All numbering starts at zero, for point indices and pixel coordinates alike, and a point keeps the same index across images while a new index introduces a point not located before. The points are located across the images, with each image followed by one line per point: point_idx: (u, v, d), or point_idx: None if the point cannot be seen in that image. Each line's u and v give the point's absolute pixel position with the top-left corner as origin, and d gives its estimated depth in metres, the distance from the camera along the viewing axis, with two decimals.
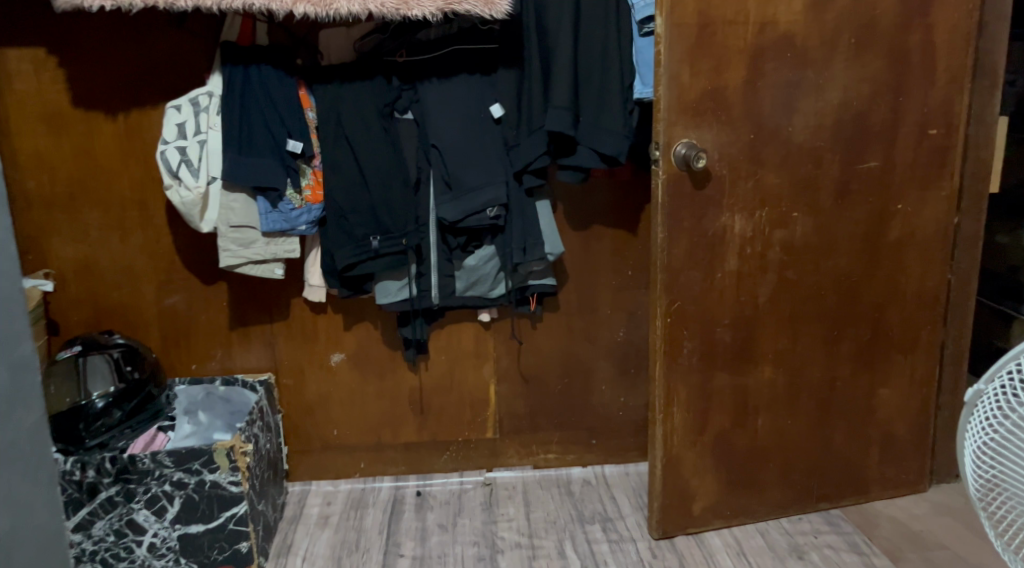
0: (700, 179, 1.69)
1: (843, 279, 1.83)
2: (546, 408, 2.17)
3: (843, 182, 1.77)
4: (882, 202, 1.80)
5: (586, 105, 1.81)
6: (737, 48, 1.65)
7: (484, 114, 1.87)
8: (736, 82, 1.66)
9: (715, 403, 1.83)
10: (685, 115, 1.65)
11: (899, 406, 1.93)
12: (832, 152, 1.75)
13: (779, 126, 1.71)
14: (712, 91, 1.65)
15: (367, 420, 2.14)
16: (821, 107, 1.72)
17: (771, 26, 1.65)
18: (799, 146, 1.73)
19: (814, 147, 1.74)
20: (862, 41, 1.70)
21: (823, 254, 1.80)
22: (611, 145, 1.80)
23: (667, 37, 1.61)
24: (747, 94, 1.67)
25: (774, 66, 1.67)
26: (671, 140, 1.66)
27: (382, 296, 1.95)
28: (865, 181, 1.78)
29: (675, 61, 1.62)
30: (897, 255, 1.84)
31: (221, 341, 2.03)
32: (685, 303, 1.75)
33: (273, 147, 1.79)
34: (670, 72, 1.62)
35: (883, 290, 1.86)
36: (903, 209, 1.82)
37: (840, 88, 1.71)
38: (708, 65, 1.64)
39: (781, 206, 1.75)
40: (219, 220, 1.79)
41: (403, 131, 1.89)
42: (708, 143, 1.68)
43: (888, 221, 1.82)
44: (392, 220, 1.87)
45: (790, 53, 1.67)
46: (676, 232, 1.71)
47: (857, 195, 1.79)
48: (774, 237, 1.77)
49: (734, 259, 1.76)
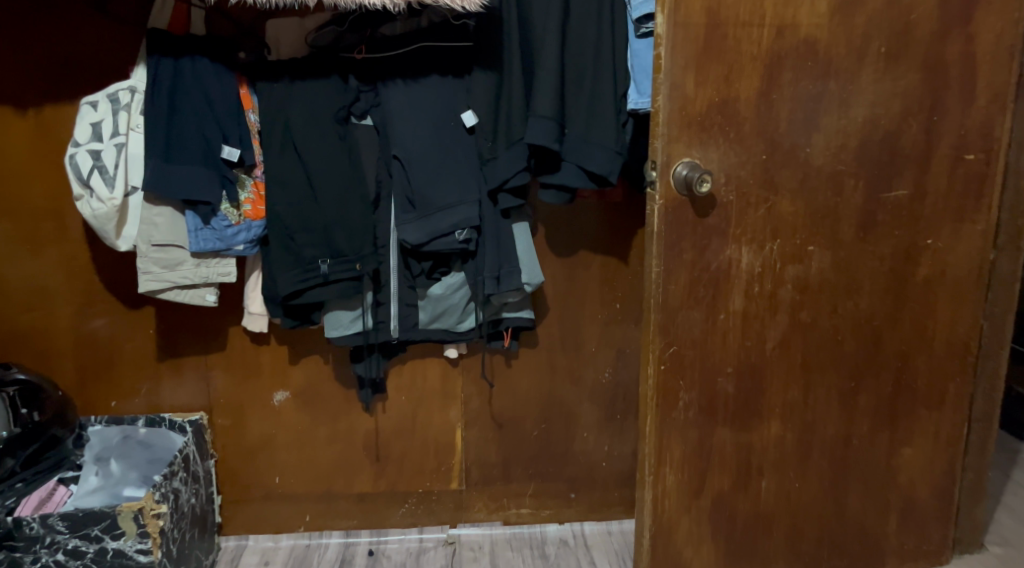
0: (704, 206, 1.45)
1: (864, 323, 1.60)
2: (519, 457, 1.92)
3: (866, 213, 1.54)
4: (910, 236, 1.57)
5: (574, 116, 1.56)
6: (751, 53, 1.41)
7: (455, 121, 1.62)
8: (749, 93, 1.43)
9: (715, 463, 1.58)
10: (689, 129, 1.41)
11: (920, 468, 1.70)
12: (856, 176, 1.52)
13: (796, 146, 1.47)
14: (720, 102, 1.42)
15: (315, 467, 1.87)
16: (845, 124, 1.48)
17: (791, 30, 1.42)
18: (819, 170, 1.50)
19: (836, 172, 1.50)
20: (893, 51, 1.47)
21: (841, 294, 1.57)
22: (601, 162, 1.55)
23: (668, 39, 1.37)
24: (762, 107, 1.44)
25: (793, 76, 1.44)
26: (672, 158, 1.41)
27: (332, 329, 1.69)
28: (892, 211, 1.55)
29: (678, 67, 1.38)
30: (925, 297, 1.61)
31: (146, 374, 1.76)
32: (683, 348, 1.50)
33: (205, 154, 1.52)
34: (671, 80, 1.39)
35: (909, 335, 1.62)
36: (933, 245, 1.59)
37: (867, 104, 1.48)
38: (717, 72, 1.40)
39: (795, 238, 1.52)
40: (139, 237, 1.53)
41: (361, 139, 1.64)
42: (715, 163, 1.44)
43: (916, 258, 1.59)
44: (346, 242, 1.61)
45: (811, 62, 1.44)
46: (675, 266, 1.46)
47: (882, 228, 1.56)
48: (786, 274, 1.53)
49: (740, 298, 1.51)
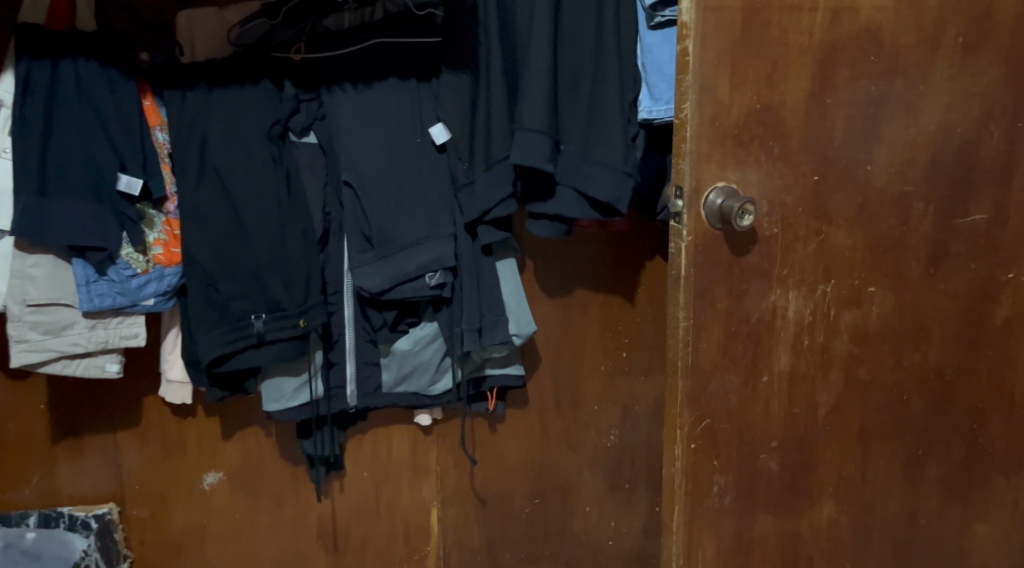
0: (741, 243, 1.14)
1: (932, 378, 1.30)
2: (508, 538, 1.59)
3: (938, 244, 1.25)
4: (987, 269, 1.29)
5: (570, 129, 1.24)
6: (800, 45, 1.10)
7: (421, 138, 1.30)
8: (797, 96, 1.12)
9: (756, 560, 1.26)
10: (723, 144, 1.10)
11: (995, 549, 1.40)
12: (925, 200, 1.22)
13: (853, 163, 1.17)
14: (761, 110, 1.10)
15: (258, 563, 1.52)
16: (913, 134, 1.19)
17: (849, 15, 1.12)
18: (880, 193, 1.20)
19: (901, 194, 1.21)
20: (971, 41, 1.19)
21: (905, 344, 1.28)
22: (606, 188, 1.24)
23: (696, 31, 1.06)
24: (813, 113, 1.13)
25: (851, 74, 1.14)
26: (703, 183, 1.10)
27: (271, 400, 1.34)
28: (968, 240, 1.26)
29: (708, 65, 1.07)
30: (1004, 343, 1.33)
31: (37, 460, 1.39)
32: (717, 422, 1.19)
33: (95, 184, 1.16)
34: (701, 83, 1.07)
35: (985, 390, 1.34)
36: (1015, 279, 1.31)
37: (940, 108, 1.20)
38: (758, 71, 1.09)
39: (852, 277, 1.22)
40: (9, 297, 1.18)
41: (302, 161, 1.30)
42: (756, 187, 1.12)
43: (995, 297, 1.30)
44: (286, 291, 1.26)
45: (872, 56, 1.14)
46: (705, 319, 1.15)
47: (956, 260, 1.27)
48: (841, 322, 1.23)
49: (786, 355, 1.21)
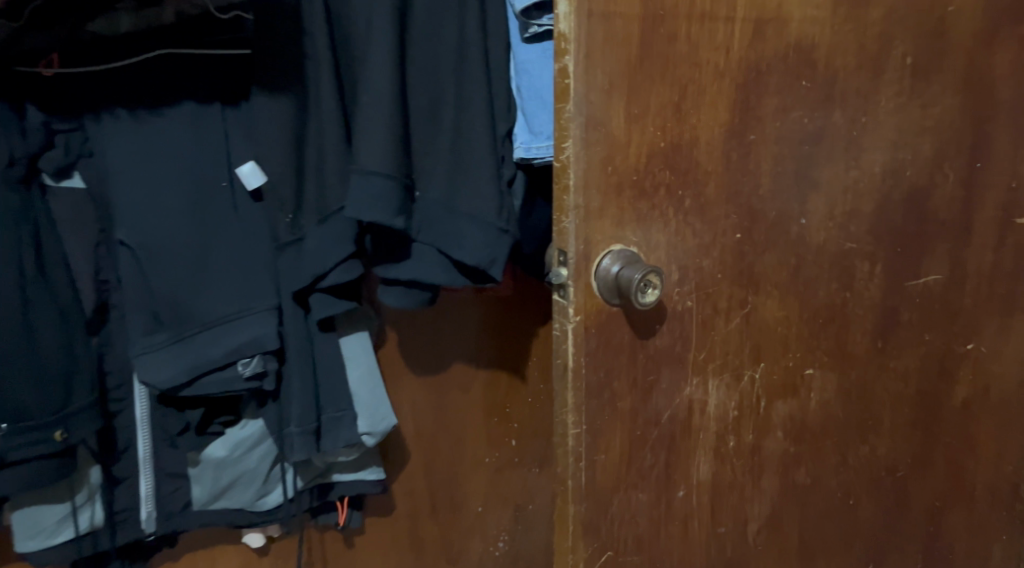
0: (646, 323, 0.87)
1: (885, 477, 1.06)
2: None
3: (886, 313, 1.02)
4: (943, 341, 1.06)
5: (426, 171, 0.96)
6: (715, 65, 0.84)
7: (228, 181, 0.98)
8: (712, 131, 0.86)
9: None
10: (619, 196, 0.83)
11: None
12: (870, 261, 0.99)
13: (784, 216, 0.92)
14: (667, 150, 0.84)
15: None
16: (855, 179, 0.96)
17: (775, 26, 0.87)
18: (817, 252, 0.96)
19: (842, 253, 0.97)
20: (922, 63, 0.97)
21: (853, 437, 1.03)
22: (472, 248, 0.96)
23: (578, 45, 0.78)
24: (734, 154, 0.88)
25: (779, 103, 0.89)
26: (594, 247, 0.83)
27: (25, 539, 0.98)
28: (921, 307, 1.04)
29: (597, 90, 0.80)
30: (963, 428, 1.10)
31: None
32: (624, 553, 0.91)
33: None
34: (588, 115, 0.80)
35: (943, 486, 1.11)
36: (974, 350, 1.09)
37: (886, 147, 0.97)
38: (662, 98, 0.83)
39: (785, 358, 0.97)
40: None
41: (59, 214, 0.96)
42: (663, 251, 0.86)
43: (952, 373, 1.08)
44: (35, 392, 0.90)
45: (804, 80, 0.90)
46: (604, 424, 0.87)
47: (907, 332, 1.04)
48: (773, 415, 0.97)
49: (709, 460, 0.94)
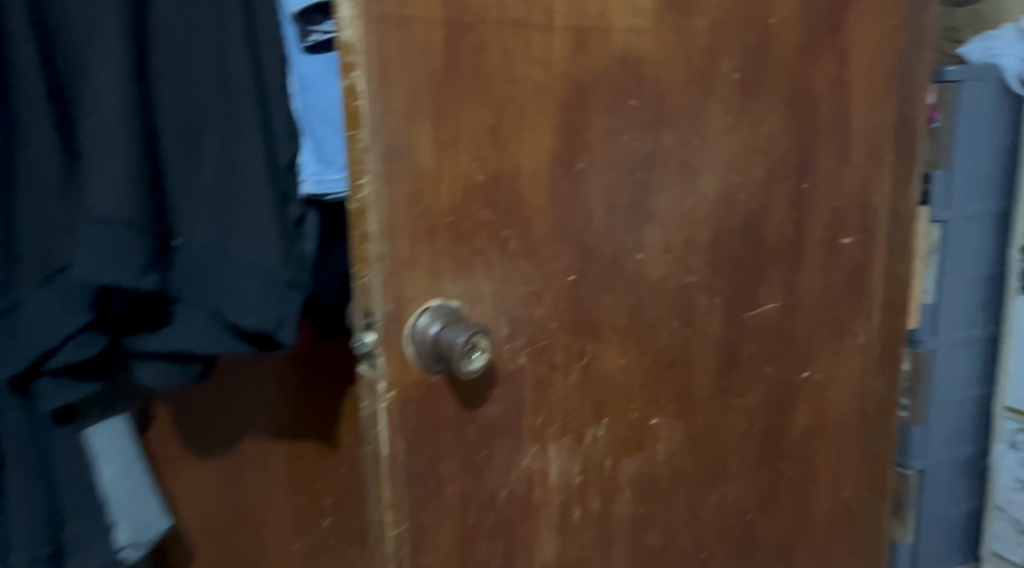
0: (475, 390, 0.73)
1: (735, 521, 1.00)
2: None
3: (728, 348, 0.94)
4: (783, 372, 1.01)
5: (187, 213, 0.75)
6: (535, 82, 0.71)
7: None
8: (537, 158, 0.73)
9: None
10: (433, 242, 0.68)
11: None
12: (711, 294, 0.91)
13: (620, 253, 0.81)
14: (486, 184, 0.70)
15: None
16: (692, 206, 0.87)
17: (598, 37, 0.75)
18: (656, 290, 0.86)
19: (682, 288, 0.88)
20: (749, 79, 0.89)
21: (701, 485, 0.95)
22: (252, 309, 0.75)
23: (370, 57, 0.62)
24: (562, 186, 0.75)
25: (608, 124, 0.77)
26: (407, 304, 0.68)
27: None
28: (761, 338, 0.97)
29: (396, 114, 0.64)
30: (805, 458, 1.06)
31: None
32: None
33: None
34: (387, 144, 0.64)
35: (789, 520, 1.06)
36: (811, 377, 1.04)
37: (719, 170, 0.89)
38: (476, 122, 0.68)
39: (630, 410, 0.86)
40: None
41: None
42: (489, 303, 0.73)
43: (793, 404, 1.03)
44: None
45: (633, 98, 0.79)
46: (430, 516, 0.72)
47: (749, 366, 0.97)
48: (621, 475, 0.87)
49: (554, 536, 0.82)
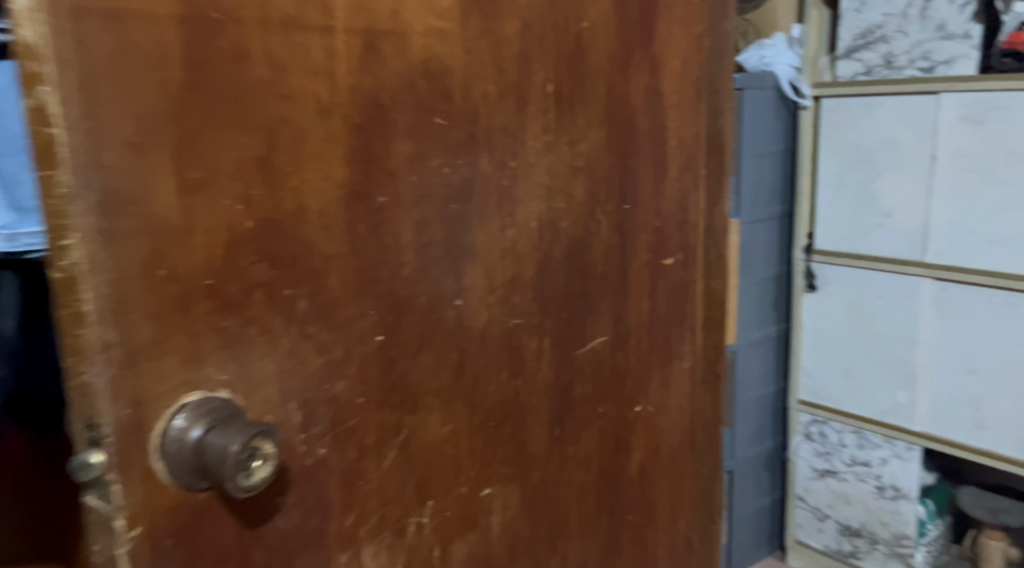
0: (261, 503, 0.55)
1: None
2: None
3: (560, 394, 0.83)
4: (616, 411, 0.92)
5: None
6: (317, 98, 0.55)
7: None
8: (323, 197, 0.57)
9: None
10: (189, 315, 0.50)
11: None
12: (539, 336, 0.79)
13: (436, 300, 0.67)
14: (259, 233, 0.53)
15: None
16: (512, 239, 0.75)
17: (394, 41, 0.60)
18: (480, 339, 0.72)
19: (508, 333, 0.75)
20: (564, 91, 0.78)
21: (539, 553, 0.84)
22: None
23: (66, 69, 0.44)
24: (361, 227, 0.60)
25: (413, 148, 0.63)
26: (152, 406, 0.49)
27: None
28: (592, 378, 0.87)
29: (116, 145, 0.46)
30: (642, 497, 0.98)
31: None
32: None
33: None
34: (104, 191, 0.46)
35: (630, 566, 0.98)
36: (643, 411, 0.97)
37: (539, 195, 0.77)
38: (239, 154, 0.51)
39: (458, 485, 0.72)
40: None
41: None
42: (274, 388, 0.55)
43: (627, 443, 0.94)
44: None
45: (440, 117, 0.65)
46: None
47: (583, 409, 0.87)
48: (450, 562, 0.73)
49: None
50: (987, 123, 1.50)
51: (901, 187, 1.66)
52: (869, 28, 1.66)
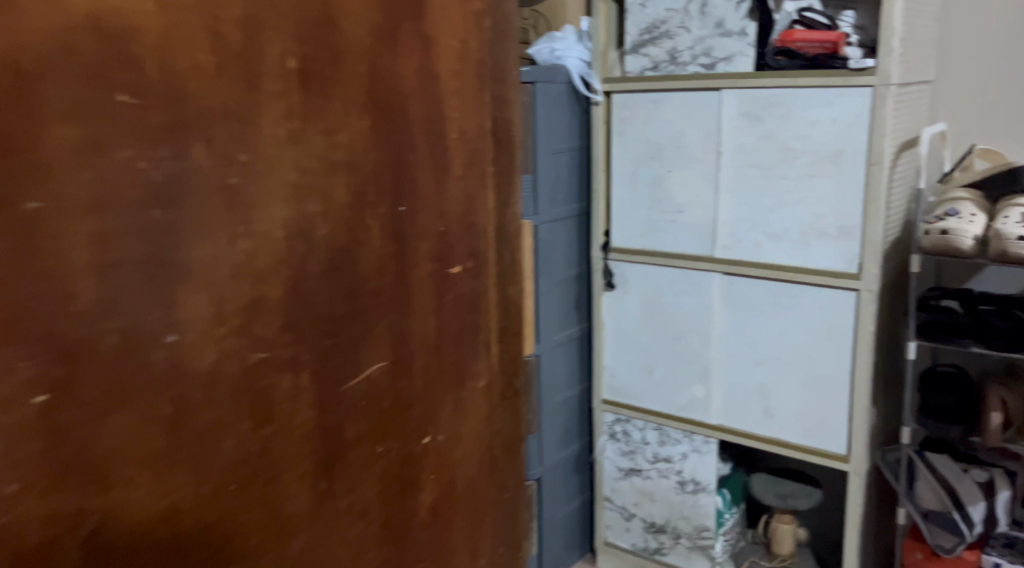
0: None
1: None
2: None
3: (333, 455, 0.56)
4: (399, 445, 0.77)
5: None
6: None
7: None
8: None
9: None
10: None
11: None
12: (299, 380, 0.52)
13: (124, 360, 0.41)
14: None
15: None
16: (246, 243, 0.47)
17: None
18: (207, 401, 0.45)
19: (245, 381, 0.48)
20: (314, 49, 0.51)
21: None
22: None
23: None
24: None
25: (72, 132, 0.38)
26: None
27: None
28: (376, 426, 0.60)
29: None
30: (431, 541, 0.85)
31: None
32: None
33: None
34: None
35: None
36: (432, 443, 0.83)
37: (288, 185, 0.50)
38: None
39: None
40: None
41: None
42: None
43: (414, 484, 0.79)
44: None
45: (122, 87, 0.39)
46: None
47: (366, 473, 0.60)
48: None
49: None
50: (766, 119, 1.54)
51: (690, 183, 1.67)
52: (653, 23, 1.65)
